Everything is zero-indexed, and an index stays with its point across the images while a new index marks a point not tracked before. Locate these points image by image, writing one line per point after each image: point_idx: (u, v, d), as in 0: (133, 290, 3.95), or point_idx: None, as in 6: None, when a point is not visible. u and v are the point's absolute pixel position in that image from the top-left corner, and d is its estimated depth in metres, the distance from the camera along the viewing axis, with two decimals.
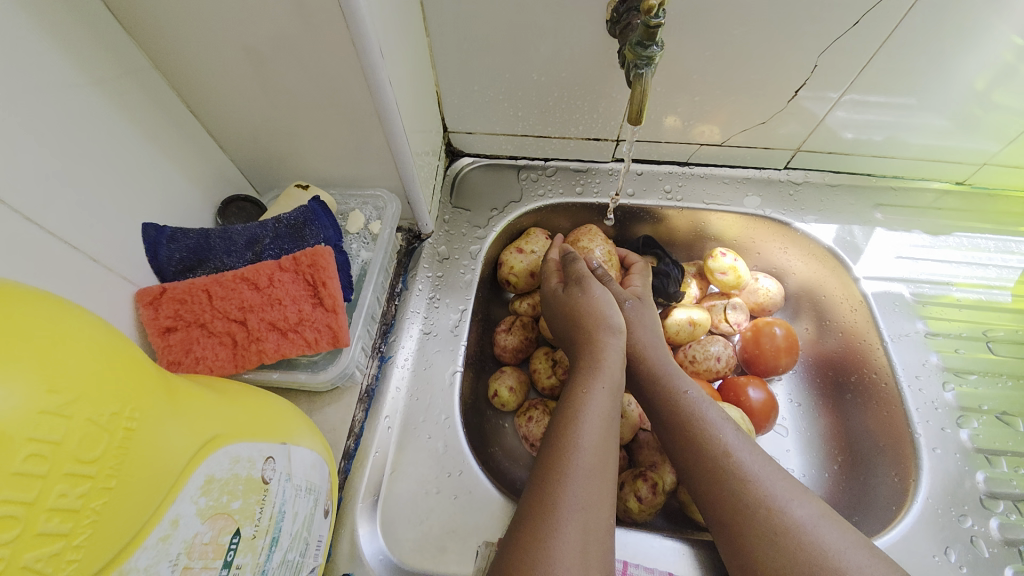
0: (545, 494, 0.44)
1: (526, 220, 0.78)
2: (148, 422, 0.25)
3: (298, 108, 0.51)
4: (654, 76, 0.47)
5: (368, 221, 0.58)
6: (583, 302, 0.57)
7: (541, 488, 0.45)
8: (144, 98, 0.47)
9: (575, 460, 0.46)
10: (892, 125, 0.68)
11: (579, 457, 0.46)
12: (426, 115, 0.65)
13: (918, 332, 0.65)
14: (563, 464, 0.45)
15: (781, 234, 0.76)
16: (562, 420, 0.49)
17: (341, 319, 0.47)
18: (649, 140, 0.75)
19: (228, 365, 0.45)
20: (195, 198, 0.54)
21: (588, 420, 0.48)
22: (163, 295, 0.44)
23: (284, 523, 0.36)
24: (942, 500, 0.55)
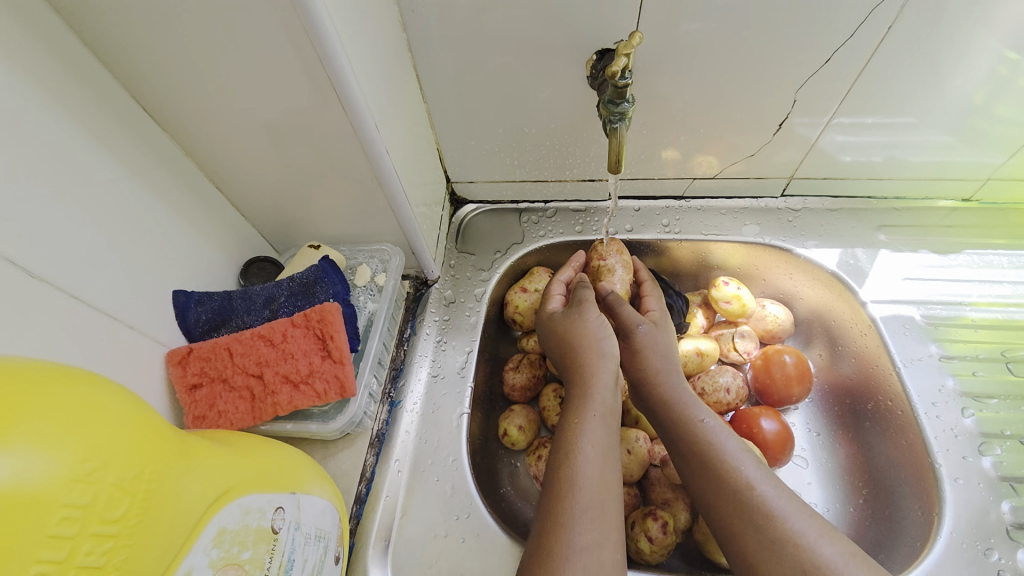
0: (555, 515, 0.46)
1: (530, 260, 0.81)
2: (163, 481, 0.29)
3: (309, 177, 0.56)
4: (628, 129, 0.50)
5: (374, 274, 0.62)
6: (580, 325, 0.59)
7: (551, 510, 0.47)
8: (174, 180, 0.52)
9: (575, 495, 0.47)
10: (888, 145, 0.68)
11: (579, 494, 0.47)
12: (427, 170, 0.69)
13: (933, 356, 0.64)
14: (565, 501, 0.47)
15: (784, 260, 0.76)
16: (560, 458, 0.50)
17: (348, 369, 0.50)
18: (643, 177, 0.77)
19: (248, 418, 0.48)
20: (222, 263, 0.59)
21: (585, 451, 0.50)
22: (190, 354, 0.48)
23: (293, 571, 0.38)
24: (967, 533, 0.53)
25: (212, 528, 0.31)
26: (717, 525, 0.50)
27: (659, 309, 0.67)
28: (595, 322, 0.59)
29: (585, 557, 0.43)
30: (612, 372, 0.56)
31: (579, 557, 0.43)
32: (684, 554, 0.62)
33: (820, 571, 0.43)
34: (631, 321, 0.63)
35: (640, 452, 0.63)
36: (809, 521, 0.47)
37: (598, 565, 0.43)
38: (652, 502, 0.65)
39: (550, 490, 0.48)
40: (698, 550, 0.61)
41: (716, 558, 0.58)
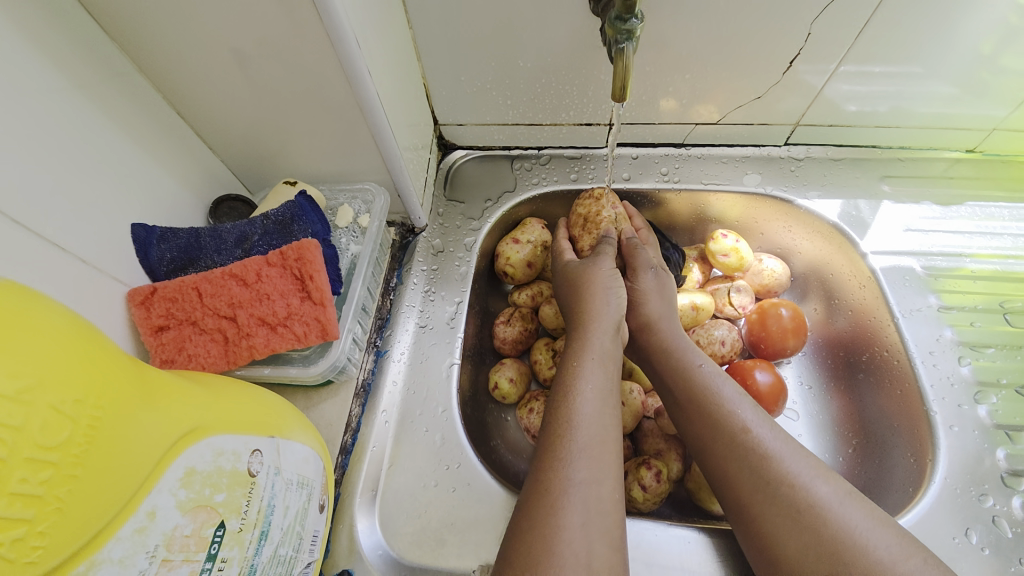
0: (552, 452, 0.45)
1: (522, 210, 0.77)
2: (116, 411, 0.25)
3: (281, 104, 0.51)
4: (636, 50, 0.46)
5: (357, 215, 0.57)
6: (591, 272, 0.59)
7: (548, 448, 0.45)
8: (127, 100, 0.46)
9: (574, 433, 0.45)
10: (894, 95, 0.65)
11: (577, 432, 0.45)
12: (413, 107, 0.64)
13: (931, 307, 0.63)
14: (563, 439, 0.45)
15: (784, 212, 0.74)
16: (559, 399, 0.49)
17: (330, 311, 0.46)
18: (643, 122, 0.73)
19: (221, 362, 0.44)
20: (187, 200, 0.54)
21: (584, 392, 0.48)
22: (154, 295, 0.44)
23: (274, 517, 0.36)
24: (961, 479, 0.53)
25: (177, 468, 0.28)
26: (711, 472, 0.49)
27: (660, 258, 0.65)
28: (606, 273, 0.58)
29: (584, 492, 0.42)
30: (613, 318, 0.55)
31: (577, 492, 0.42)
32: (676, 504, 0.61)
33: (817, 511, 0.42)
34: (643, 265, 0.61)
35: (634, 403, 0.62)
36: (805, 461, 0.45)
37: (596, 501, 0.42)
38: (644, 453, 0.64)
39: (547, 430, 0.47)
40: (690, 499, 0.60)
41: (710, 507, 0.57)
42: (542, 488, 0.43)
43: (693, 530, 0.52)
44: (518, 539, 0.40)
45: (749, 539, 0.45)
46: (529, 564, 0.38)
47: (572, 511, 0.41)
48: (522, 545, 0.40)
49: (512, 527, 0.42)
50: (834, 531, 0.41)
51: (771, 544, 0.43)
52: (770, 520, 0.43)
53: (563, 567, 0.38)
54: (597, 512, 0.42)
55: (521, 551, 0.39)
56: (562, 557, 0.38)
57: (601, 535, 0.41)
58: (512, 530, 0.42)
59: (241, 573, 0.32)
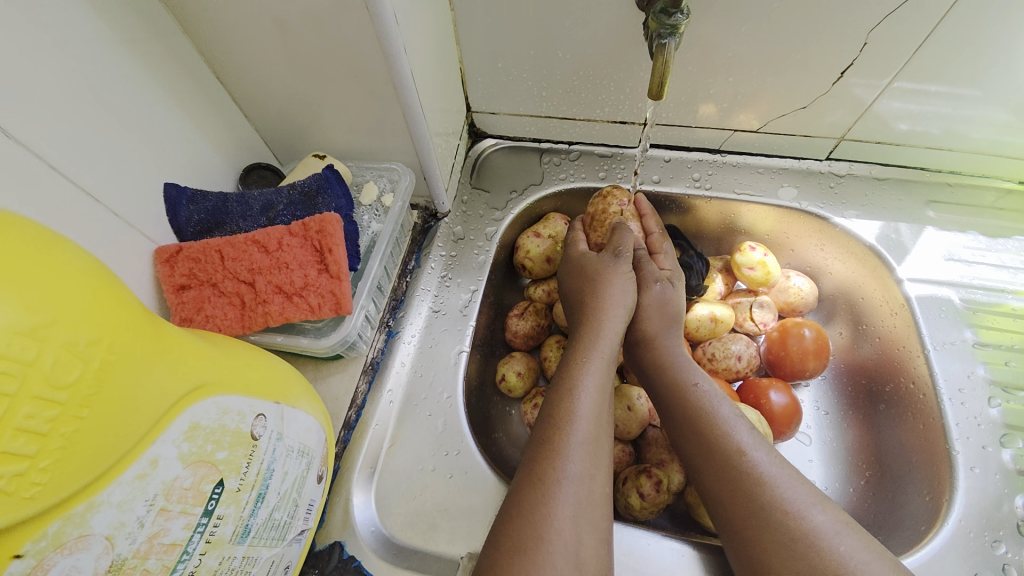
0: (546, 444, 0.44)
1: (547, 205, 0.76)
2: (127, 359, 0.26)
3: (317, 78, 0.51)
4: (677, 47, 0.45)
5: (382, 194, 0.58)
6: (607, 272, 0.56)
7: (543, 439, 0.44)
8: (170, 61, 0.47)
9: (573, 426, 0.44)
10: (949, 116, 0.62)
11: (574, 425, 0.45)
12: (448, 91, 0.64)
13: (966, 342, 0.60)
14: (562, 431, 0.44)
15: (818, 229, 0.71)
16: (559, 391, 0.48)
17: (345, 286, 0.47)
18: (679, 124, 0.71)
19: (236, 326, 0.45)
20: (219, 165, 0.55)
21: (586, 387, 0.47)
22: (179, 254, 0.45)
23: (272, 482, 0.36)
24: (976, 523, 0.50)
25: (184, 421, 0.29)
26: (704, 489, 0.48)
27: (673, 269, 0.63)
28: (622, 276, 0.57)
29: (577, 485, 0.41)
30: (619, 320, 0.54)
31: (571, 485, 0.41)
32: (674, 516, 0.60)
33: (808, 539, 0.41)
34: (649, 275, 0.60)
35: (640, 411, 0.61)
36: (801, 488, 0.44)
37: (587, 495, 0.42)
38: (645, 462, 0.63)
39: (545, 420, 0.46)
40: (689, 513, 0.59)
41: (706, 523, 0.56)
42: (535, 478, 0.42)
43: (686, 543, 0.51)
44: (503, 525, 0.40)
45: (739, 557, 0.44)
46: (513, 551, 0.38)
47: (564, 502, 0.40)
48: (508, 531, 0.39)
49: (498, 513, 0.42)
50: (829, 561, 0.39)
51: (760, 566, 0.42)
52: (763, 543, 0.42)
53: (550, 557, 0.38)
54: (587, 506, 0.41)
55: (507, 538, 0.39)
56: (550, 545, 0.38)
57: (590, 528, 0.41)
58: (501, 516, 0.41)
59: (235, 532, 0.33)
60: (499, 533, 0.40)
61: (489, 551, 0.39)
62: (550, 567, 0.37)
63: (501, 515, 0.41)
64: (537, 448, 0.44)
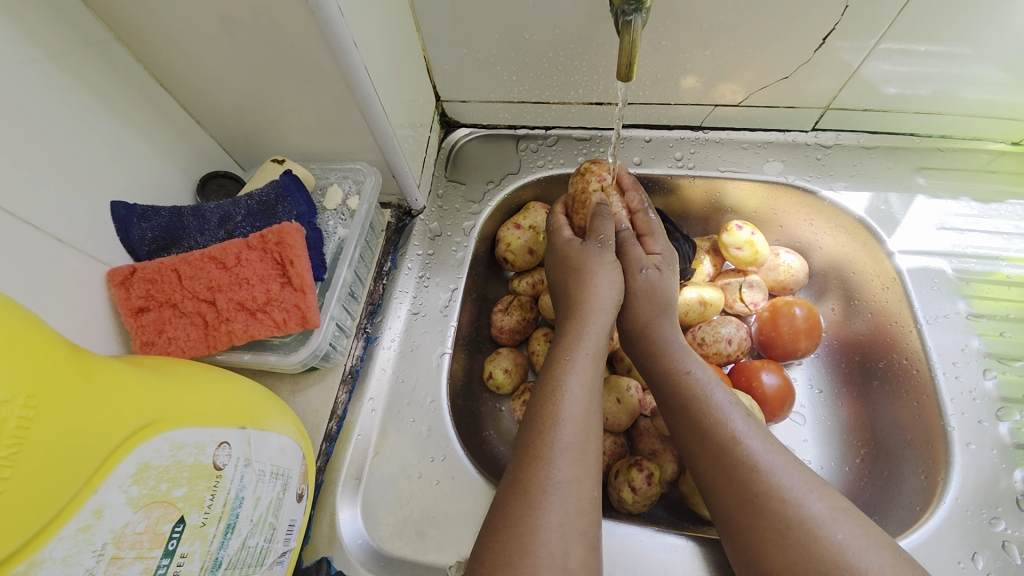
0: (527, 454, 0.43)
1: (526, 194, 0.73)
2: (48, 411, 0.25)
3: (267, 78, 0.48)
4: (643, 24, 0.42)
5: (347, 197, 0.55)
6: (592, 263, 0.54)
7: (529, 445, 0.43)
8: (107, 70, 0.44)
9: (558, 431, 0.43)
10: (938, 78, 0.59)
11: (561, 429, 0.43)
12: (412, 82, 0.61)
13: (959, 314, 0.58)
14: (547, 436, 0.43)
15: (806, 203, 0.69)
16: (543, 395, 0.46)
17: (310, 298, 0.45)
18: (658, 102, 0.68)
19: (201, 347, 0.44)
20: (173, 176, 0.53)
21: (573, 389, 0.46)
22: (134, 274, 0.43)
23: (242, 510, 0.35)
24: (973, 501, 0.49)
25: (129, 463, 0.28)
26: (700, 477, 0.47)
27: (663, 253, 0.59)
28: (608, 267, 0.54)
29: (563, 493, 0.40)
30: (608, 313, 0.52)
31: (556, 493, 0.40)
32: (669, 506, 0.59)
33: (807, 527, 0.40)
34: (635, 262, 0.56)
35: (630, 401, 0.60)
36: (797, 475, 0.43)
37: (575, 502, 0.40)
38: (638, 453, 0.62)
39: (530, 424, 0.45)
40: (684, 502, 0.58)
41: (702, 512, 0.55)
42: (518, 489, 0.41)
43: (681, 537, 0.50)
44: (489, 539, 0.39)
45: (736, 549, 0.43)
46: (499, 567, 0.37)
47: (551, 511, 0.39)
48: (494, 546, 0.39)
49: (484, 527, 0.41)
50: (825, 549, 0.38)
51: (756, 556, 0.41)
52: (758, 531, 0.41)
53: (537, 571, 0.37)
54: (575, 513, 0.40)
55: (493, 554, 0.38)
56: (537, 558, 0.37)
57: (579, 537, 0.39)
58: (487, 530, 0.40)
59: (203, 567, 0.32)
60: (485, 549, 0.39)
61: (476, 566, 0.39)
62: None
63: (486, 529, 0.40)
64: (520, 459, 0.43)
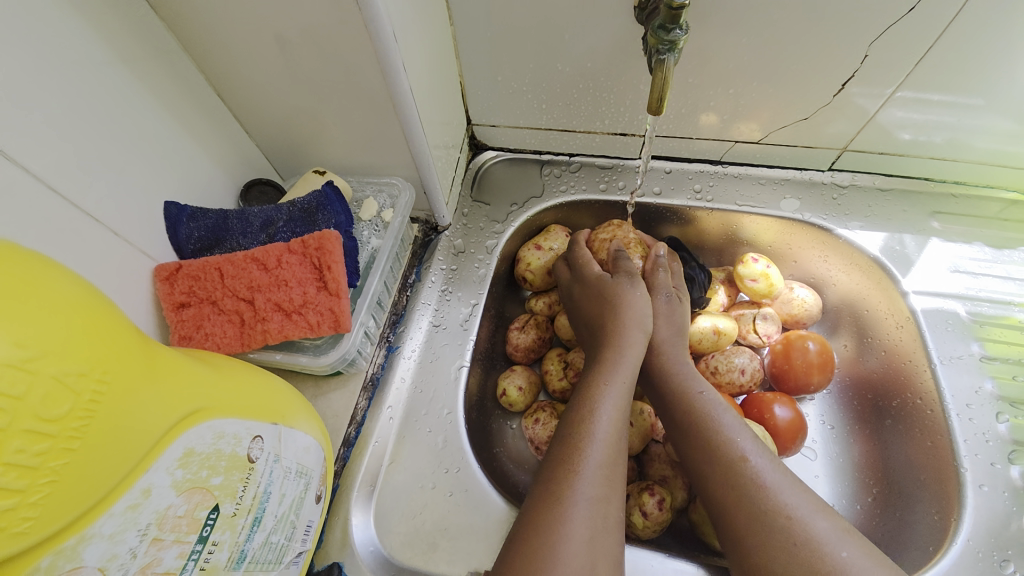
0: (559, 465, 0.44)
1: (548, 216, 0.76)
2: (117, 388, 0.27)
3: (316, 95, 0.51)
4: (677, 62, 0.45)
5: (381, 209, 0.58)
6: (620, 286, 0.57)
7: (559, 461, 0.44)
8: (170, 81, 0.48)
9: (591, 448, 0.44)
10: (955, 126, 0.61)
11: (592, 446, 0.44)
12: (448, 105, 0.64)
13: (973, 356, 0.59)
14: (580, 451, 0.44)
15: (820, 240, 0.70)
16: (578, 411, 0.48)
17: (344, 303, 0.47)
18: (680, 136, 0.71)
19: (236, 344, 0.45)
20: (219, 180, 0.55)
21: (606, 408, 0.47)
22: (179, 271, 0.46)
23: (268, 504, 0.36)
24: (984, 542, 0.49)
25: (176, 447, 0.29)
26: (711, 504, 0.47)
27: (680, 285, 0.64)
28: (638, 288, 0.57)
29: (591, 509, 0.41)
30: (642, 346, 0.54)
31: (585, 508, 0.41)
32: (677, 534, 0.59)
33: (814, 546, 0.41)
34: (658, 287, 0.61)
35: (645, 422, 0.60)
36: (803, 495, 0.44)
37: (602, 519, 0.41)
38: (648, 478, 0.62)
39: (562, 439, 0.46)
40: (693, 531, 0.58)
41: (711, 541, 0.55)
42: (552, 498, 0.41)
43: (693, 565, 0.50)
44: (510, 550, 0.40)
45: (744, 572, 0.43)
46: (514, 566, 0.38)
47: (579, 525, 0.40)
48: (517, 558, 0.39)
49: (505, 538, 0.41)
50: (828, 567, 0.40)
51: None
52: (767, 552, 0.42)
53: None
54: (603, 531, 0.41)
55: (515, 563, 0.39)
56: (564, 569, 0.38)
57: (605, 555, 0.40)
58: (508, 545, 0.41)
59: (230, 558, 0.33)
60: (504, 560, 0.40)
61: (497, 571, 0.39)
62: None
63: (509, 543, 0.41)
64: (553, 473, 0.43)
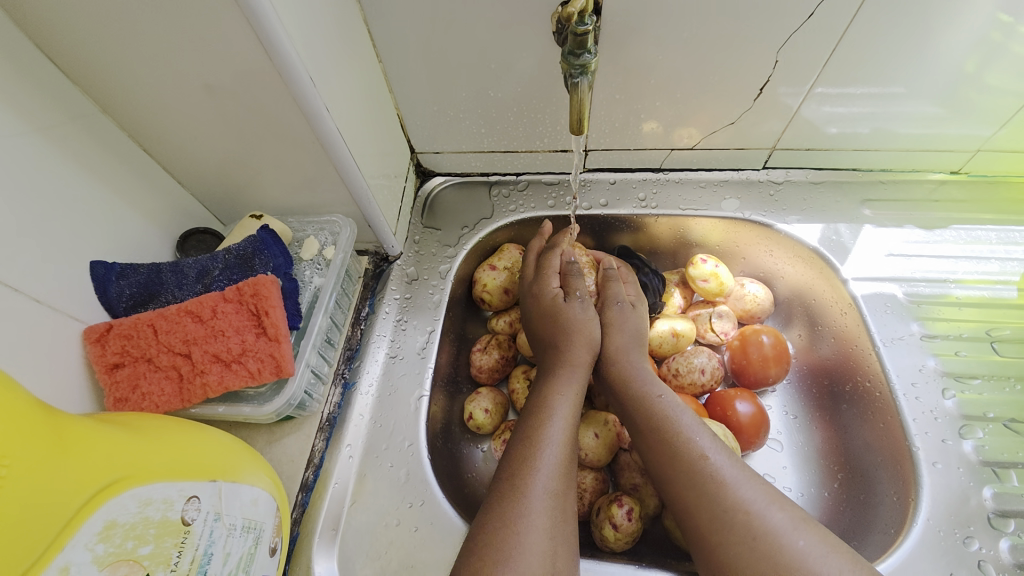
0: (517, 467, 0.47)
1: (500, 236, 0.76)
2: (20, 470, 0.27)
3: (244, 141, 0.51)
4: (590, 84, 0.47)
5: (323, 247, 0.58)
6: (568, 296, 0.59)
7: (515, 462, 0.47)
8: (91, 142, 0.47)
9: (545, 447, 0.48)
10: (874, 116, 0.65)
11: (546, 448, 0.48)
12: (386, 138, 0.64)
13: (914, 335, 0.61)
14: (536, 450, 0.48)
15: (764, 236, 0.72)
16: (533, 417, 0.51)
17: (285, 347, 0.46)
18: (619, 148, 0.73)
19: (175, 401, 0.44)
20: (153, 233, 0.54)
21: (557, 412, 0.51)
22: (110, 332, 0.44)
23: (211, 567, 0.35)
24: (945, 521, 0.50)
25: (95, 521, 0.29)
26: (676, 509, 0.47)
27: (637, 295, 0.64)
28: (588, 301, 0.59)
29: (548, 505, 0.45)
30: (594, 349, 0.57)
31: (542, 505, 0.44)
32: (652, 542, 0.58)
33: (771, 538, 0.41)
34: (612, 295, 0.61)
35: (609, 434, 0.60)
36: (759, 489, 0.44)
37: (561, 512, 0.45)
38: (620, 488, 0.62)
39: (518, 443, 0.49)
40: (667, 537, 0.57)
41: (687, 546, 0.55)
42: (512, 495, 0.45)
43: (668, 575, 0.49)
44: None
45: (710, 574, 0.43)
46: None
47: (538, 520, 0.43)
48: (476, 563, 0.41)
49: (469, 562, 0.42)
50: (789, 557, 0.40)
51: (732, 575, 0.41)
52: (728, 547, 0.42)
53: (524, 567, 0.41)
54: (561, 523, 0.44)
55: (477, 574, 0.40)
56: (523, 556, 0.41)
57: (564, 544, 0.44)
58: (467, 553, 0.43)
59: None
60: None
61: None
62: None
63: (468, 553, 0.42)
64: (510, 473, 0.46)
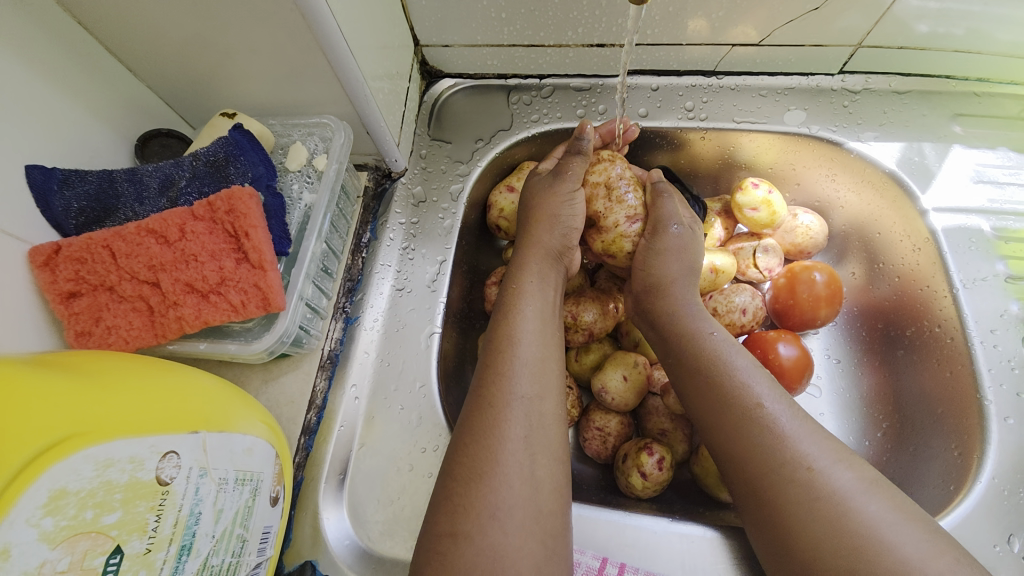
0: (491, 364, 0.42)
1: (520, 152, 0.66)
2: None
3: (202, 13, 0.39)
4: None
5: (313, 156, 0.48)
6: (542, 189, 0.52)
7: (489, 364, 0.42)
8: (4, 5, 0.36)
9: (517, 349, 0.42)
10: (983, 13, 0.52)
11: (517, 346, 0.42)
12: (385, 21, 0.52)
13: (997, 276, 0.53)
14: (503, 354, 0.42)
15: (829, 157, 0.62)
16: (499, 318, 0.45)
17: (272, 276, 0.39)
18: (667, 44, 0.60)
19: (148, 336, 0.38)
20: (102, 134, 0.44)
21: (526, 309, 0.45)
22: (58, 254, 0.36)
23: (200, 527, 0.30)
24: (1010, 479, 0.46)
25: (38, 491, 0.23)
26: (723, 459, 0.42)
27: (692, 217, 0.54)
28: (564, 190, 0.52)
29: (527, 408, 0.39)
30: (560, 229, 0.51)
31: (519, 405, 0.39)
32: (679, 489, 0.55)
33: (821, 505, 0.36)
34: (666, 216, 0.51)
35: (638, 377, 0.55)
36: (823, 445, 0.39)
37: (539, 416, 0.39)
38: (646, 432, 0.58)
39: (488, 347, 0.43)
40: (695, 483, 0.55)
41: (718, 494, 0.52)
42: (487, 402, 0.39)
43: (701, 529, 0.46)
44: (444, 525, 0.35)
45: (762, 534, 0.38)
46: (477, 530, 0.34)
47: (516, 425, 0.38)
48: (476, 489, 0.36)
49: (451, 489, 0.36)
50: (855, 525, 0.34)
51: (788, 535, 0.36)
52: (787, 504, 0.37)
53: (507, 483, 0.36)
54: (539, 427, 0.39)
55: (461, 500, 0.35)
56: (505, 470, 0.36)
57: (542, 447, 0.38)
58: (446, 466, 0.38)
59: None
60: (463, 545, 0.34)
61: (444, 519, 0.35)
62: (505, 491, 0.36)
63: None
64: (481, 380, 0.41)
